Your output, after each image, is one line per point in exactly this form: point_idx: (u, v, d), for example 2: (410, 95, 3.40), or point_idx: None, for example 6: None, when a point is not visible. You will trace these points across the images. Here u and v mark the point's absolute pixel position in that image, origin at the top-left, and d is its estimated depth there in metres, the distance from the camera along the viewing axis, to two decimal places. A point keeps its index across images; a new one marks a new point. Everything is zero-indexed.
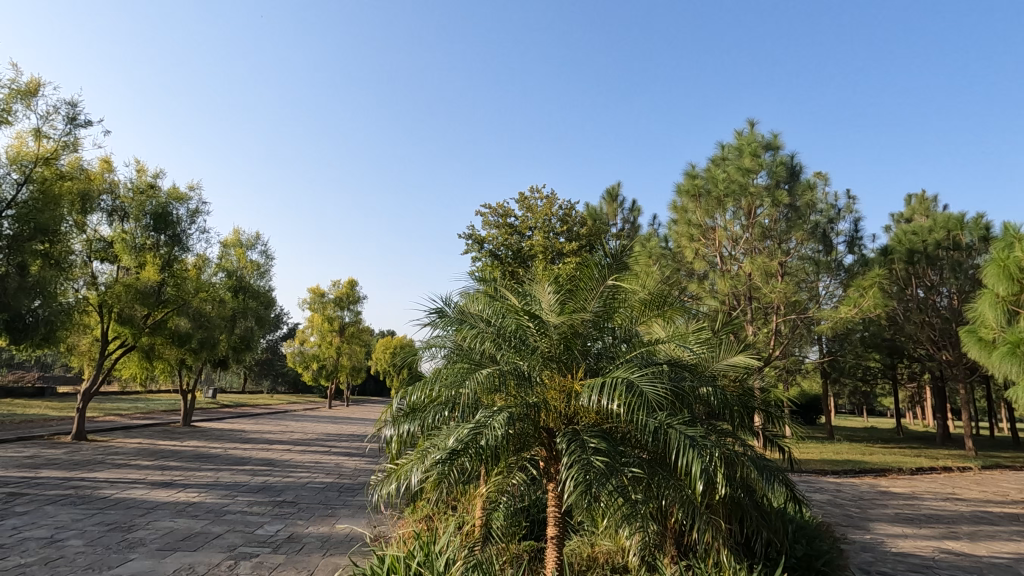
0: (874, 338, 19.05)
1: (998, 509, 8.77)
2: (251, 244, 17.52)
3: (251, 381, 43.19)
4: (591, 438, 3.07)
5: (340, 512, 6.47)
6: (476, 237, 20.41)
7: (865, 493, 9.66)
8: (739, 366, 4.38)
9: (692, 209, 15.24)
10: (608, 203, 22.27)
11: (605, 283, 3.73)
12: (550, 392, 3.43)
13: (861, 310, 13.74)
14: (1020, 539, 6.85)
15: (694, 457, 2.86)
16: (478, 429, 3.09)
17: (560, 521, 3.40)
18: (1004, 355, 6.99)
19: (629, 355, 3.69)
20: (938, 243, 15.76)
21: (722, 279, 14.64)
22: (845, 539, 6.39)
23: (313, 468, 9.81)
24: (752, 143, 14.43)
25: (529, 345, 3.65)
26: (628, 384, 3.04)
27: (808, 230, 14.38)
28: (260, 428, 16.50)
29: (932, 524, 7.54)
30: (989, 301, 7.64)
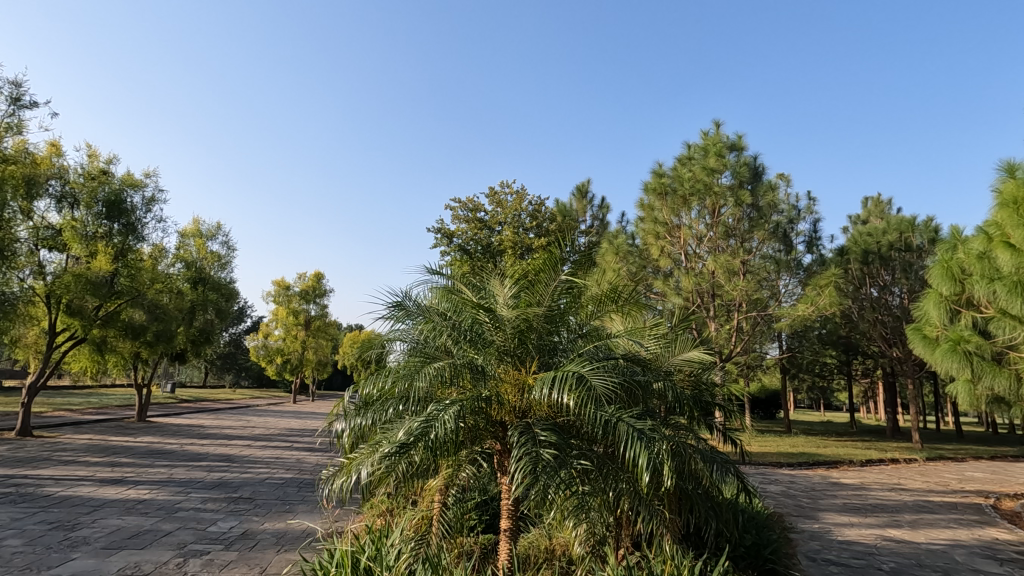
0: (830, 336, 19.75)
1: (938, 498, 9.23)
2: (212, 234, 17.04)
3: (213, 375, 42.10)
4: (542, 430, 3.11)
5: (298, 508, 6.39)
6: (445, 232, 20.35)
7: (817, 484, 10.03)
8: (693, 362, 4.52)
9: (658, 207, 15.46)
10: (578, 199, 22.43)
11: (559, 277, 3.77)
12: (504, 385, 3.45)
13: (817, 308, 14.22)
14: (956, 526, 7.21)
15: (641, 449, 2.92)
16: (428, 423, 3.10)
17: (512, 512, 3.44)
18: (946, 351, 7.32)
19: (584, 349, 3.76)
20: (891, 244, 16.41)
21: (687, 277, 14.93)
22: (795, 529, 6.61)
23: (274, 463, 9.64)
24: (717, 143, 14.73)
25: (484, 338, 3.66)
26: (579, 377, 3.08)
27: (769, 230, 14.78)
28: (219, 423, 16.10)
29: (876, 512, 7.89)
30: (933, 300, 7.97)
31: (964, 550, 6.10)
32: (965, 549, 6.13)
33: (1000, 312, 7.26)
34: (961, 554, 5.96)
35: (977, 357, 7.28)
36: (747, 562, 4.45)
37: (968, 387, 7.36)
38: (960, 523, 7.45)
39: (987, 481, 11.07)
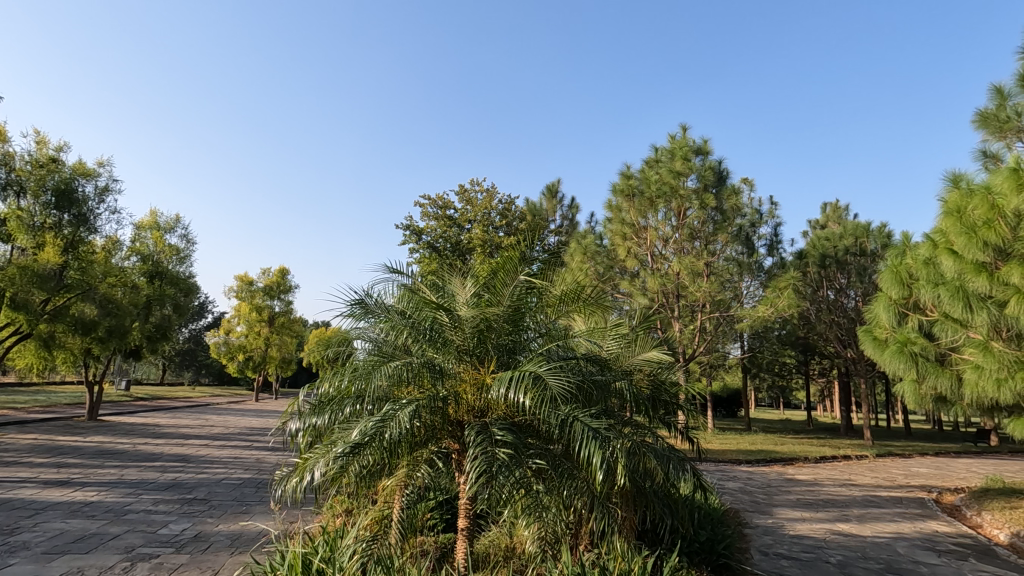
0: (789, 336, 20.36)
1: (886, 493, 9.64)
2: (171, 227, 16.50)
3: (171, 372, 40.79)
4: (499, 430, 3.13)
5: (256, 509, 6.25)
6: (414, 228, 20.20)
7: (773, 480, 10.35)
8: (653, 361, 4.62)
9: (626, 208, 15.65)
10: (548, 199, 22.53)
11: (518, 277, 3.77)
12: (463, 384, 3.47)
13: (777, 310, 14.67)
14: (901, 520, 7.55)
15: (595, 448, 2.96)
16: (383, 422, 3.08)
17: (469, 511, 3.46)
18: (893, 352, 7.65)
19: (542, 349, 3.79)
20: (847, 249, 17.07)
21: (653, 278, 15.18)
22: (750, 525, 6.80)
23: (232, 463, 9.41)
24: (683, 147, 14.99)
25: (443, 338, 3.66)
26: (536, 377, 3.11)
27: (732, 233, 15.16)
28: (176, 422, 15.60)
29: (827, 507, 8.19)
30: (882, 303, 8.33)
31: (906, 542, 6.39)
32: (906, 541, 6.44)
33: (943, 315, 7.61)
34: (902, 546, 6.25)
35: (923, 358, 7.63)
36: (701, 557, 4.58)
37: (914, 386, 7.72)
38: (904, 516, 7.80)
39: (931, 476, 11.61)
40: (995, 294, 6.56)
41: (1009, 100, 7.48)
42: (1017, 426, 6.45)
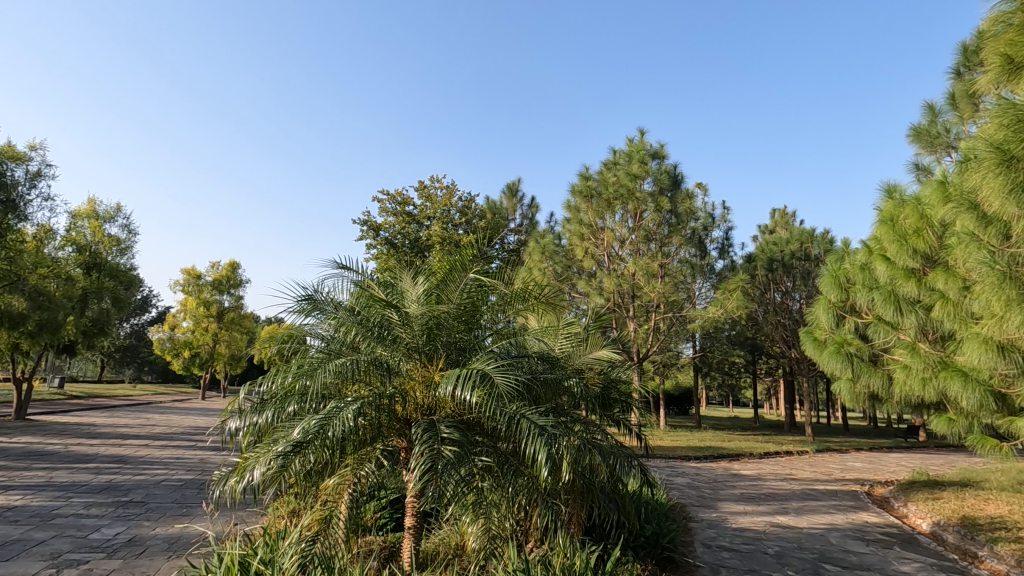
0: (738, 336, 21.10)
1: (823, 486, 10.13)
2: (111, 216, 15.69)
3: (110, 369, 38.79)
4: (446, 428, 3.13)
5: (196, 511, 6.01)
6: (372, 224, 19.91)
7: (719, 476, 10.71)
8: (603, 360, 4.73)
9: (584, 209, 15.90)
10: (508, 198, 22.58)
11: (467, 276, 3.80)
12: (412, 383, 3.45)
13: (726, 311, 15.21)
14: (835, 512, 7.95)
15: (541, 445, 2.99)
16: (327, 420, 3.04)
17: (417, 510, 3.44)
18: (831, 352, 8.05)
19: (492, 346, 3.80)
20: (793, 253, 17.88)
21: (609, 278, 15.45)
22: (695, 519, 7.02)
23: (174, 464, 9.03)
24: (640, 150, 15.33)
25: (393, 336, 3.63)
26: (483, 375, 3.11)
27: (686, 236, 15.58)
28: (113, 421, 14.84)
29: (769, 501, 8.54)
30: (823, 306, 8.75)
31: (838, 533, 6.74)
32: (839, 532, 6.79)
33: (877, 318, 8.02)
34: (835, 536, 6.59)
35: (858, 358, 8.05)
36: (646, 551, 4.71)
37: (849, 385, 8.12)
38: (838, 508, 8.23)
39: (864, 470, 12.27)
40: (923, 298, 6.98)
41: (940, 117, 7.99)
42: (939, 422, 6.88)
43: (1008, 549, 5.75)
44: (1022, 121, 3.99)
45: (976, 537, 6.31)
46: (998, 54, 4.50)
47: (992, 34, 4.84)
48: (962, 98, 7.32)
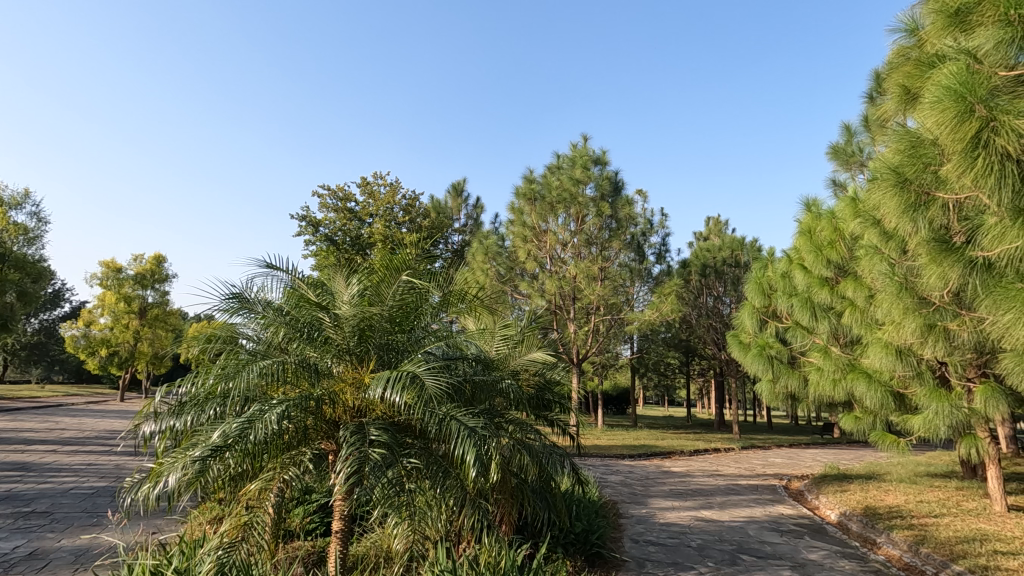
0: (674, 339, 21.95)
1: (745, 481, 10.73)
2: (18, 203, 14.44)
3: (14, 368, 35.57)
4: (375, 430, 3.12)
5: (108, 521, 5.65)
6: (311, 219, 19.35)
7: (651, 473, 11.12)
8: (538, 361, 4.81)
9: (527, 211, 16.14)
10: (453, 197, 22.45)
11: (400, 278, 3.74)
12: (341, 384, 3.42)
13: (661, 314, 15.82)
14: (755, 505, 8.44)
15: (470, 447, 3.03)
16: (249, 423, 2.97)
17: (345, 514, 3.40)
18: (755, 355, 8.55)
19: (427, 347, 3.81)
20: (724, 260, 18.87)
21: (551, 280, 15.69)
22: (625, 515, 7.27)
23: (84, 471, 8.43)
24: (583, 156, 15.72)
25: (324, 338, 3.59)
26: (413, 377, 3.12)
27: (626, 241, 16.02)
28: (15, 425, 13.64)
29: (695, 496, 8.95)
30: (748, 311, 9.27)
31: (756, 525, 7.17)
32: (757, 524, 7.22)
33: (796, 324, 8.55)
34: (753, 528, 7.00)
35: (778, 360, 8.58)
36: (576, 548, 4.85)
37: (770, 386, 8.63)
38: (757, 502, 8.74)
39: (782, 465, 13.09)
40: (835, 305, 7.53)
41: (856, 137, 8.64)
42: (847, 420, 7.42)
43: (902, 535, 6.31)
44: (915, 147, 4.42)
45: (876, 525, 6.89)
46: (897, 85, 4.98)
47: (896, 65, 5.30)
48: (872, 123, 7.96)
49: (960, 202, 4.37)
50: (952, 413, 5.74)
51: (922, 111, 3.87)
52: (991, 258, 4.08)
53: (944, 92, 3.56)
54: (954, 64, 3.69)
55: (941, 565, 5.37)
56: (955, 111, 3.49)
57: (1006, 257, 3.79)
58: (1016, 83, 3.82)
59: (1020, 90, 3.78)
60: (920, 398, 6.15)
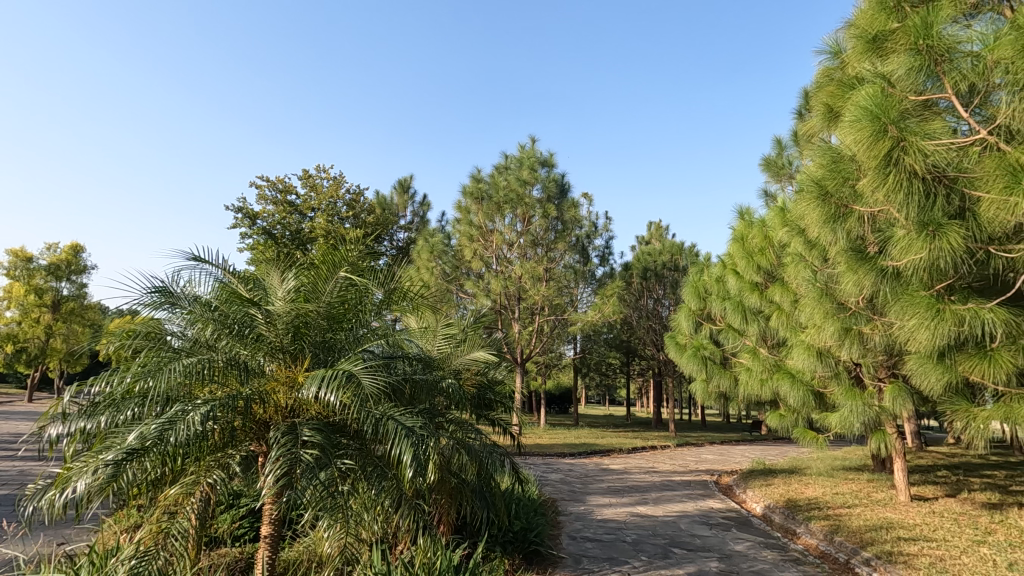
0: (615, 339, 22.51)
1: (679, 477, 11.15)
2: None
3: None
4: (308, 430, 3.01)
5: (8, 532, 5.18)
6: (248, 211, 18.54)
7: (590, 471, 11.35)
8: (480, 361, 4.78)
9: (474, 210, 16.13)
10: (399, 194, 22.10)
11: (338, 274, 3.62)
12: (274, 383, 3.30)
13: (604, 315, 16.19)
14: (687, 500, 8.79)
15: (407, 447, 2.97)
16: (169, 424, 2.81)
17: (275, 519, 3.27)
18: (690, 355, 8.90)
19: (365, 345, 3.72)
20: (664, 264, 19.55)
21: (496, 280, 15.72)
22: (564, 513, 7.38)
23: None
24: (531, 158, 15.89)
25: (255, 335, 3.45)
26: (349, 376, 3.03)
27: (570, 243, 16.27)
28: None
29: (631, 493, 9.21)
30: (685, 313, 9.63)
31: (688, 519, 7.45)
32: (688, 518, 7.52)
33: (728, 326, 8.96)
34: (684, 522, 7.27)
35: (711, 361, 8.96)
36: (514, 546, 4.89)
37: (703, 385, 9.01)
38: (690, 497, 9.10)
39: (714, 461, 13.68)
40: (764, 309, 7.94)
41: (785, 150, 9.14)
42: (772, 417, 7.84)
43: (819, 525, 6.74)
44: (836, 163, 4.73)
45: (796, 517, 7.32)
46: (821, 103, 5.31)
47: (822, 84, 5.65)
48: (800, 138, 8.47)
49: (874, 214, 4.70)
50: (864, 411, 6.18)
51: (844, 127, 4.14)
52: (899, 268, 4.42)
53: (862, 112, 3.82)
54: (871, 87, 3.97)
55: (852, 552, 5.77)
56: (871, 130, 3.76)
57: (911, 266, 4.12)
58: (923, 107, 4.16)
59: (927, 113, 4.11)
60: (837, 396, 6.58)
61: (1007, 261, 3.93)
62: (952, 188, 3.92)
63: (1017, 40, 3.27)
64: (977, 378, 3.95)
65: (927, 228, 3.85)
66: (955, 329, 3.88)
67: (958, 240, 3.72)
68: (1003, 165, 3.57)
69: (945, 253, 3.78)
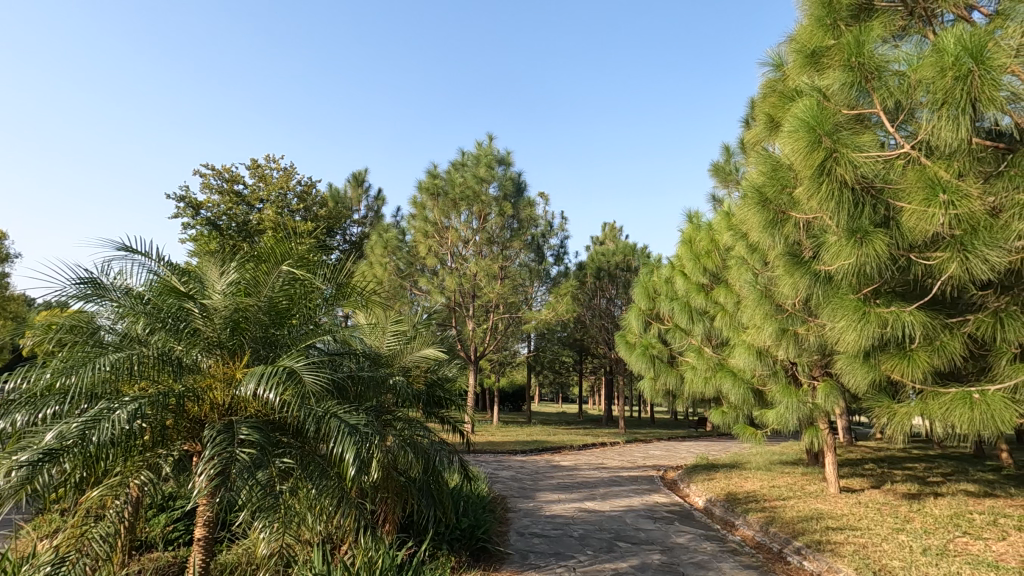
0: (568, 338, 22.79)
1: (627, 473, 11.42)
2: None
3: None
4: (245, 428, 2.91)
5: None
6: (191, 201, 17.73)
7: (540, 468, 11.46)
8: (430, 358, 4.69)
9: (430, 207, 15.97)
10: (353, 187, 21.62)
11: (281, 268, 3.49)
12: (210, 381, 3.19)
13: (557, 313, 16.35)
14: (633, 495, 9.02)
15: (349, 444, 2.92)
16: (93, 422, 2.66)
17: (209, 520, 3.16)
18: (639, 354, 9.13)
19: (309, 341, 3.63)
20: (617, 265, 19.94)
21: (451, 277, 15.60)
22: (513, 509, 7.43)
23: None
24: (488, 155, 15.91)
25: (192, 330, 3.31)
26: (289, 372, 2.94)
27: (526, 241, 16.35)
28: None
29: (580, 489, 9.37)
30: (635, 313, 9.88)
31: (633, 514, 7.64)
32: (633, 512, 7.71)
33: (675, 326, 9.23)
34: (630, 517, 7.45)
35: (659, 359, 9.21)
36: (461, 544, 4.89)
37: (650, 383, 9.25)
38: (636, 492, 9.34)
39: (660, 457, 14.08)
40: (709, 309, 8.23)
41: (733, 157, 9.49)
42: (715, 414, 8.13)
43: (755, 517, 7.05)
44: (775, 170, 4.97)
45: (735, 510, 7.63)
46: (764, 113, 5.55)
47: (766, 94, 5.89)
48: (745, 145, 8.81)
49: (811, 221, 4.94)
50: (798, 407, 6.50)
51: (783, 137, 4.34)
52: (830, 272, 4.67)
53: (799, 123, 4.03)
54: (809, 99, 4.17)
55: (785, 542, 6.06)
56: (806, 141, 3.97)
57: (841, 270, 4.36)
58: (856, 121, 4.38)
59: (858, 127, 4.34)
60: (774, 394, 6.88)
61: (925, 268, 4.20)
62: (878, 200, 4.17)
63: (937, 62, 3.50)
64: (898, 377, 4.22)
65: (856, 234, 4.08)
66: (879, 331, 4.13)
67: (883, 247, 3.96)
68: (924, 178, 3.81)
69: (872, 259, 4.01)
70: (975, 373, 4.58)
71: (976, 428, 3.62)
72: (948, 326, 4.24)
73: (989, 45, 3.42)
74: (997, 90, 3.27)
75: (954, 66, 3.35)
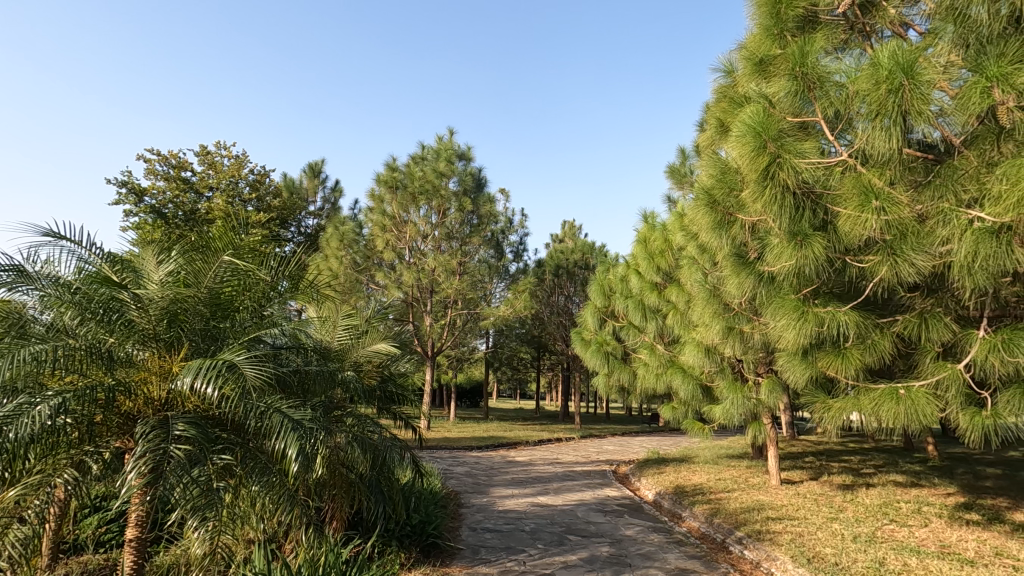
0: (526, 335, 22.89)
1: (580, 468, 11.59)
2: None
3: None
4: (181, 424, 2.80)
5: None
6: (134, 187, 16.89)
7: (495, 463, 11.49)
8: (383, 353, 4.59)
9: (388, 200, 15.72)
10: (309, 178, 21.04)
11: (221, 258, 3.32)
12: (145, 375, 3.05)
13: (515, 310, 16.38)
14: (586, 490, 9.16)
15: (292, 440, 2.84)
16: (11, 418, 2.49)
17: (141, 519, 3.02)
18: (593, 350, 9.25)
19: (253, 334, 3.51)
20: (575, 263, 20.17)
21: (408, 271, 15.25)
22: (466, 505, 7.42)
23: None
24: (447, 150, 15.84)
25: (126, 321, 3.15)
26: (229, 366, 2.83)
27: (485, 237, 16.33)
28: None
29: (534, 484, 9.45)
30: (591, 310, 10.02)
31: (584, 507, 7.77)
32: (585, 506, 7.84)
33: (629, 323, 9.42)
34: (581, 511, 7.57)
35: (613, 356, 9.37)
36: (410, 540, 4.85)
37: (604, 379, 9.38)
38: (588, 486, 9.50)
39: (613, 453, 14.36)
40: (662, 307, 8.41)
41: (687, 159, 9.74)
42: (665, 409, 8.33)
43: (701, 509, 7.29)
44: (723, 173, 5.22)
45: (682, 502, 7.86)
46: (715, 118, 5.75)
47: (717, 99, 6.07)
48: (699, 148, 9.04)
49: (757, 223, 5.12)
50: (743, 402, 6.74)
51: (732, 141, 4.48)
52: (773, 273, 4.85)
53: (746, 128, 4.17)
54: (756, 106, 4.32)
55: (727, 532, 6.29)
56: (752, 146, 4.11)
57: (783, 271, 4.53)
58: (800, 128, 4.56)
59: (802, 135, 4.53)
60: (721, 390, 7.11)
61: (859, 270, 4.43)
62: (818, 204, 4.36)
63: (873, 75, 3.68)
64: (832, 373, 4.43)
65: (796, 237, 4.26)
66: (815, 329, 4.32)
67: (820, 250, 4.15)
68: (859, 184, 4.00)
69: (810, 261, 4.20)
70: (902, 370, 4.85)
71: (901, 421, 3.84)
72: (880, 325, 4.48)
73: (920, 61, 3.62)
74: (925, 104, 3.48)
75: (887, 80, 3.53)
